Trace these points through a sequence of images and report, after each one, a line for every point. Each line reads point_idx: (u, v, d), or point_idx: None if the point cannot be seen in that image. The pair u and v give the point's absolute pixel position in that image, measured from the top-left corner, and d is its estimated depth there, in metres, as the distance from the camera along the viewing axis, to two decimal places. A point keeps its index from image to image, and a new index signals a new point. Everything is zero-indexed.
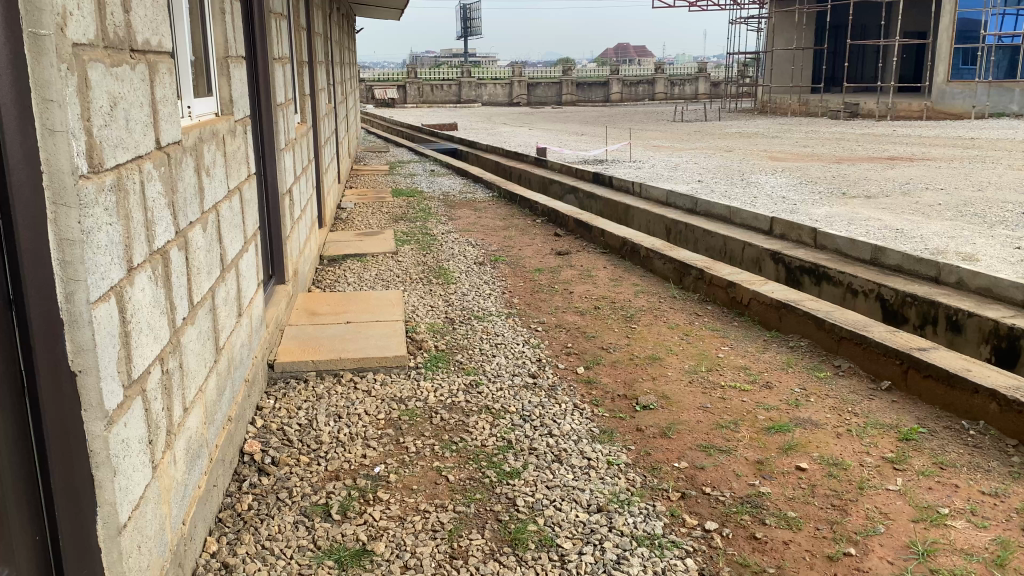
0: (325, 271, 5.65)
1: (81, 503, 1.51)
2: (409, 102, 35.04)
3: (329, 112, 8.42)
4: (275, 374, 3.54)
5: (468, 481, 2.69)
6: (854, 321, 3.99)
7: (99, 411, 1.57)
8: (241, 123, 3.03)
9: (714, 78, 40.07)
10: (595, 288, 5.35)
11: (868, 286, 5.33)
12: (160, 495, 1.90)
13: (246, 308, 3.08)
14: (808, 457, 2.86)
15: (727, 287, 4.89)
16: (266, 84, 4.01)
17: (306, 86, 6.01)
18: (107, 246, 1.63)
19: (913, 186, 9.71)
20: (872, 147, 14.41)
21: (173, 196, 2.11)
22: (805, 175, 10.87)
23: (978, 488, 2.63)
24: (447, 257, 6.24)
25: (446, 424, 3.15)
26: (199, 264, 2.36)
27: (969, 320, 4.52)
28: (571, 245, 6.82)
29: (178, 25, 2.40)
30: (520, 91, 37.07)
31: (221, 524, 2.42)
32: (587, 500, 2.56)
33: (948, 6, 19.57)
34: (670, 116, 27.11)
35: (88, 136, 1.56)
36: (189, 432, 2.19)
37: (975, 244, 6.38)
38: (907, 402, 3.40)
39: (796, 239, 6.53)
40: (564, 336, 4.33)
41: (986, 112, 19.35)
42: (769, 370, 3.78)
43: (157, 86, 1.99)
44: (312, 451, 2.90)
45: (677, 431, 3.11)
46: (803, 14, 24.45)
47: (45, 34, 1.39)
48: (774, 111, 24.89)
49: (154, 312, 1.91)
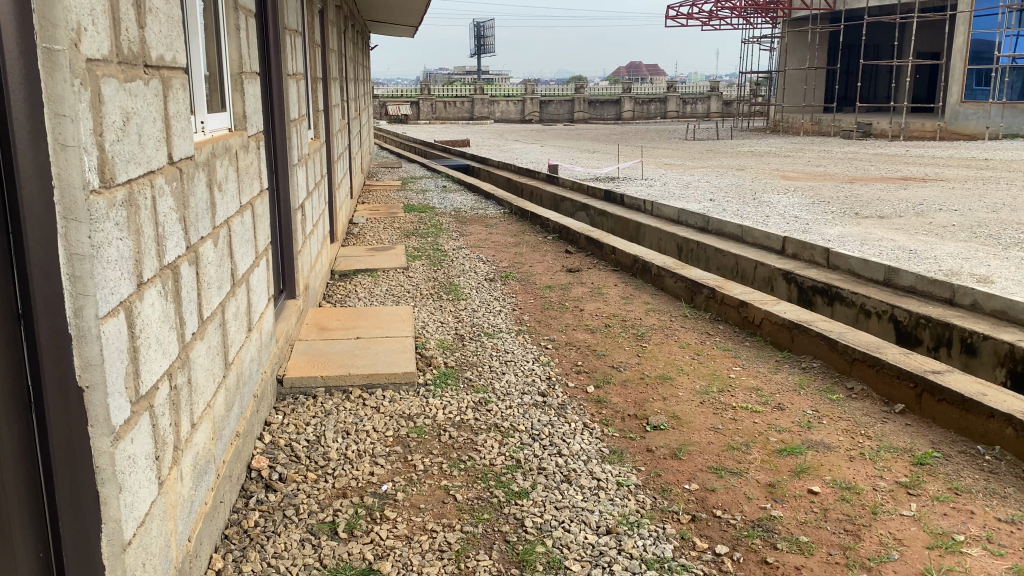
0: (337, 286, 5.66)
1: (85, 518, 1.50)
2: (421, 119, 35.22)
3: (343, 127, 8.45)
4: (284, 390, 3.53)
5: (476, 500, 2.67)
6: (868, 342, 3.95)
7: (107, 427, 1.55)
8: (254, 138, 3.05)
9: (726, 98, 40.25)
10: (606, 306, 5.33)
11: (881, 307, 5.28)
12: (166, 512, 1.89)
13: (256, 323, 3.08)
14: (820, 480, 2.82)
15: (739, 306, 4.86)
16: (280, 99, 4.02)
17: (320, 104, 6.03)
18: (117, 260, 1.62)
19: (927, 206, 9.66)
20: (885, 167, 14.31)
21: (185, 211, 2.12)
22: (819, 195, 10.82)
23: (994, 514, 2.59)
24: (458, 273, 6.25)
25: (454, 442, 3.13)
26: (209, 279, 2.35)
27: (985, 343, 4.47)
28: (582, 262, 6.81)
29: (193, 39, 2.42)
30: (533, 108, 37.31)
31: (227, 541, 2.40)
32: (596, 522, 2.53)
33: (962, 27, 19.65)
34: (682, 135, 27.07)
35: (100, 150, 1.56)
36: (197, 448, 2.19)
37: (991, 266, 6.31)
38: (921, 425, 3.36)
39: (808, 259, 6.48)
40: (574, 354, 4.31)
41: (1000, 133, 19.30)
42: (781, 392, 3.74)
43: (170, 101, 2.00)
44: (319, 468, 2.89)
45: (687, 452, 3.08)
46: (816, 34, 24.58)
47: (58, 49, 1.39)
48: (786, 130, 24.96)
49: (162, 327, 1.91)
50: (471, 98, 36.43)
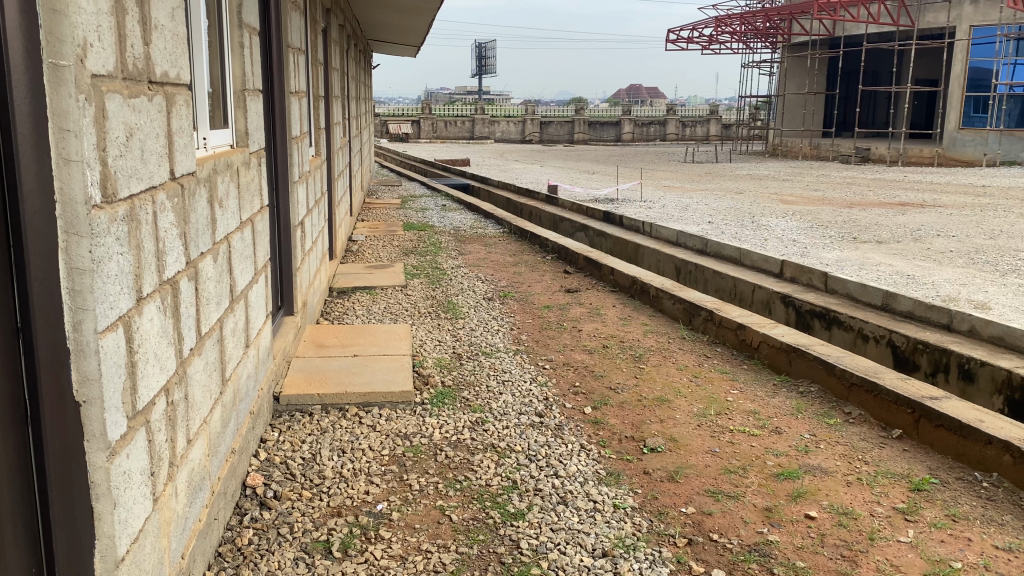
0: (334, 304, 5.66)
1: (79, 532, 1.49)
2: (422, 137, 35.39)
3: (343, 144, 8.47)
4: (280, 407, 3.52)
5: (472, 521, 2.65)
6: (866, 367, 3.95)
7: (102, 442, 1.55)
8: (256, 155, 3.06)
9: (724, 121, 40.57)
10: (604, 327, 5.33)
11: (879, 332, 5.29)
12: (160, 528, 1.88)
13: (253, 339, 3.07)
14: (817, 505, 2.81)
15: (737, 329, 4.86)
16: (282, 116, 4.04)
17: (322, 121, 6.07)
18: (117, 275, 1.62)
19: (925, 232, 9.71)
20: (883, 193, 14.37)
21: (185, 227, 2.12)
22: (817, 219, 10.86)
23: (992, 542, 2.58)
24: (456, 292, 6.25)
25: (450, 462, 3.12)
26: (208, 294, 2.36)
27: (982, 369, 4.48)
28: (581, 283, 6.81)
29: (197, 56, 2.44)
30: (533, 128, 37.52)
31: (220, 558, 2.38)
32: (592, 544, 2.52)
33: (959, 54, 19.81)
34: (680, 157, 27.18)
35: (103, 165, 1.56)
36: (192, 464, 2.18)
37: (988, 292, 6.34)
38: (918, 452, 3.35)
39: (806, 283, 6.49)
40: (572, 374, 4.30)
41: (997, 160, 19.44)
42: (779, 416, 3.73)
43: (173, 117, 2.00)
44: (315, 486, 2.87)
45: (684, 475, 3.07)
46: (814, 59, 24.83)
47: (65, 65, 1.40)
48: (785, 153, 25.09)
49: (161, 342, 1.90)
50: (472, 118, 36.58)
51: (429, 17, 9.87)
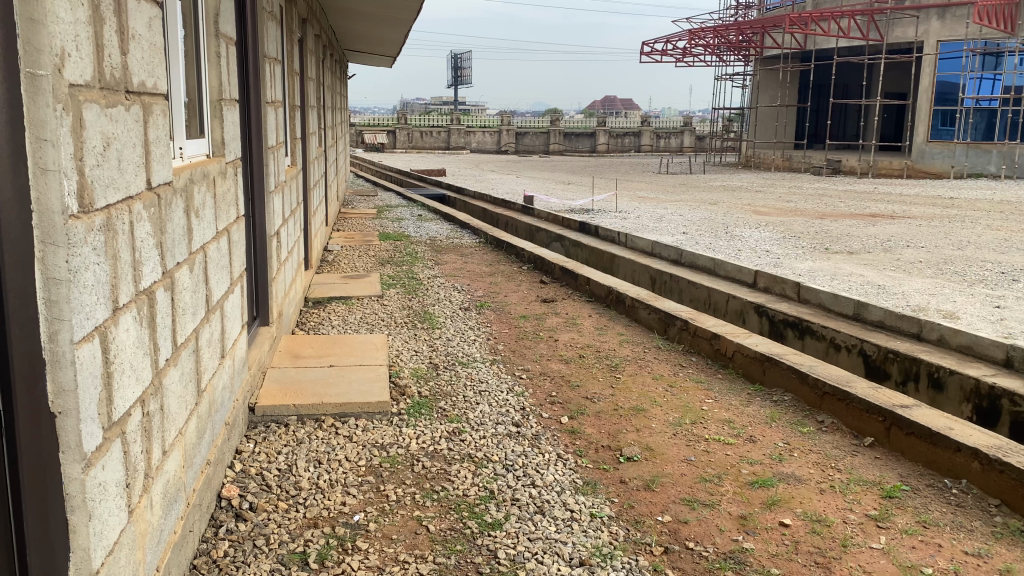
0: (310, 314, 5.62)
1: (53, 543, 1.48)
2: (398, 147, 35.32)
3: (319, 154, 8.43)
4: (255, 418, 3.50)
5: (449, 532, 2.65)
6: (838, 376, 4.00)
7: (78, 454, 1.54)
8: (231, 165, 3.04)
9: (698, 133, 40.97)
10: (580, 337, 5.36)
11: (850, 341, 5.36)
12: (135, 540, 1.86)
13: (229, 350, 3.05)
14: (791, 513, 2.84)
15: (712, 339, 4.91)
16: (258, 124, 4.02)
17: (298, 130, 6.05)
18: (94, 284, 1.62)
19: (895, 242, 9.87)
20: (854, 204, 14.57)
21: (161, 237, 2.11)
22: (790, 230, 10.99)
23: (962, 548, 2.63)
24: (433, 301, 6.25)
25: (427, 472, 3.12)
26: (184, 305, 2.34)
27: (951, 378, 4.56)
28: (557, 292, 6.83)
29: (173, 66, 2.42)
30: (508, 139, 37.62)
31: (196, 571, 2.36)
32: (569, 553, 2.53)
33: (929, 68, 20.16)
34: (655, 168, 27.33)
35: (80, 175, 1.56)
36: (167, 476, 2.16)
37: (956, 302, 6.46)
38: (890, 459, 3.40)
39: (779, 293, 6.57)
40: (548, 384, 4.31)
41: (964, 173, 19.95)
42: (753, 424, 3.77)
43: (150, 127, 2.00)
44: (290, 497, 2.86)
45: (660, 483, 3.09)
46: (786, 72, 25.17)
47: (41, 74, 1.40)
48: (758, 165, 25.37)
49: (136, 353, 1.89)
50: (448, 128, 36.59)
51: (404, 28, 9.86)
